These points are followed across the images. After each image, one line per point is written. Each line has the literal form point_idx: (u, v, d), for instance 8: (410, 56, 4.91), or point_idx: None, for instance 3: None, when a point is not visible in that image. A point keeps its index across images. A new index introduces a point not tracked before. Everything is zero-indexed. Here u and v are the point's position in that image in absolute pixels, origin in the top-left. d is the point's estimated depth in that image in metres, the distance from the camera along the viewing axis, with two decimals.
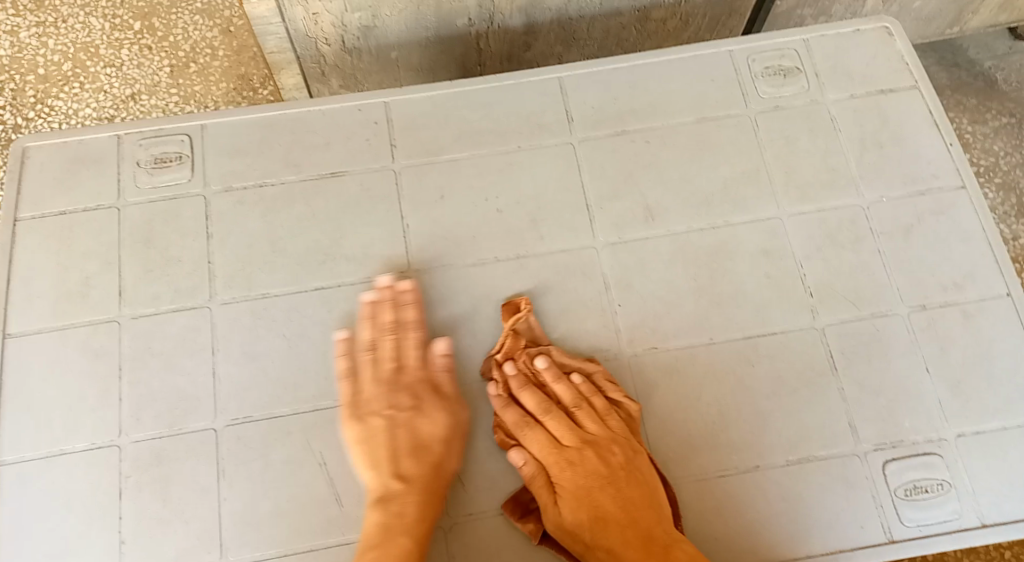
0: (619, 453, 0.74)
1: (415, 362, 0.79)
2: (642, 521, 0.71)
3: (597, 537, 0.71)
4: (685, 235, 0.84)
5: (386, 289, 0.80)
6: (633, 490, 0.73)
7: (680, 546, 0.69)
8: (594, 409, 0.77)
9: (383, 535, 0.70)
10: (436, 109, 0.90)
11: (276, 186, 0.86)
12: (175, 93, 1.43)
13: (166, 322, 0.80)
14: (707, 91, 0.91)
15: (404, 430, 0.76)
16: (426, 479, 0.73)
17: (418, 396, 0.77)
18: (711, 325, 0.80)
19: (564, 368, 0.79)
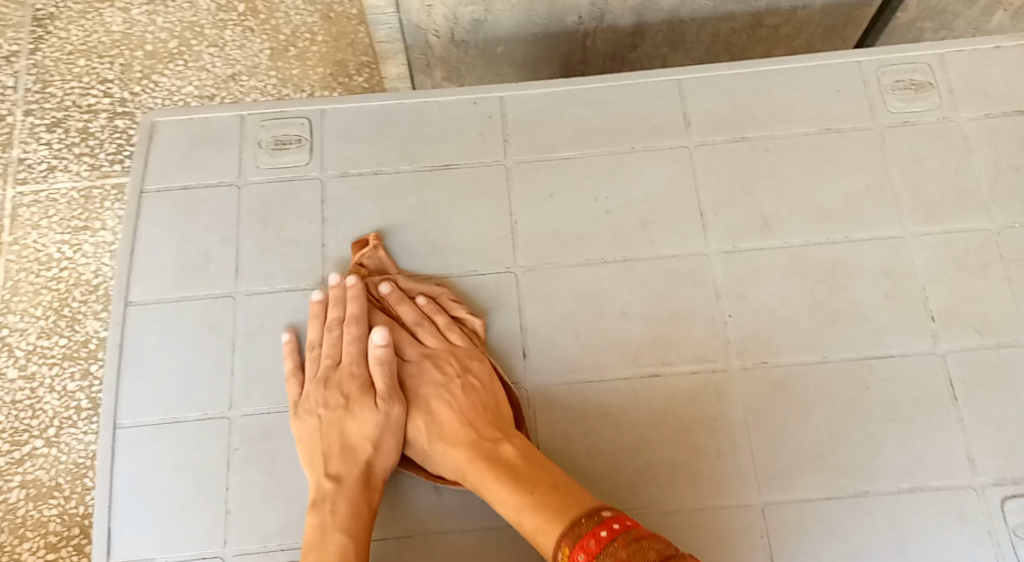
0: (448, 365, 0.77)
1: (353, 357, 0.77)
2: (470, 426, 0.73)
3: (433, 445, 0.74)
4: (802, 249, 0.82)
5: (335, 288, 0.80)
6: (454, 398, 0.75)
7: (504, 446, 0.72)
8: (416, 327, 0.79)
9: (320, 536, 0.69)
10: (552, 107, 0.90)
11: (390, 175, 0.87)
12: (274, 76, 1.46)
13: (279, 301, 0.81)
14: (832, 102, 0.88)
15: (335, 429, 0.73)
16: (359, 475, 0.72)
17: (348, 393, 0.75)
18: (824, 343, 0.78)
19: (405, 294, 0.81)
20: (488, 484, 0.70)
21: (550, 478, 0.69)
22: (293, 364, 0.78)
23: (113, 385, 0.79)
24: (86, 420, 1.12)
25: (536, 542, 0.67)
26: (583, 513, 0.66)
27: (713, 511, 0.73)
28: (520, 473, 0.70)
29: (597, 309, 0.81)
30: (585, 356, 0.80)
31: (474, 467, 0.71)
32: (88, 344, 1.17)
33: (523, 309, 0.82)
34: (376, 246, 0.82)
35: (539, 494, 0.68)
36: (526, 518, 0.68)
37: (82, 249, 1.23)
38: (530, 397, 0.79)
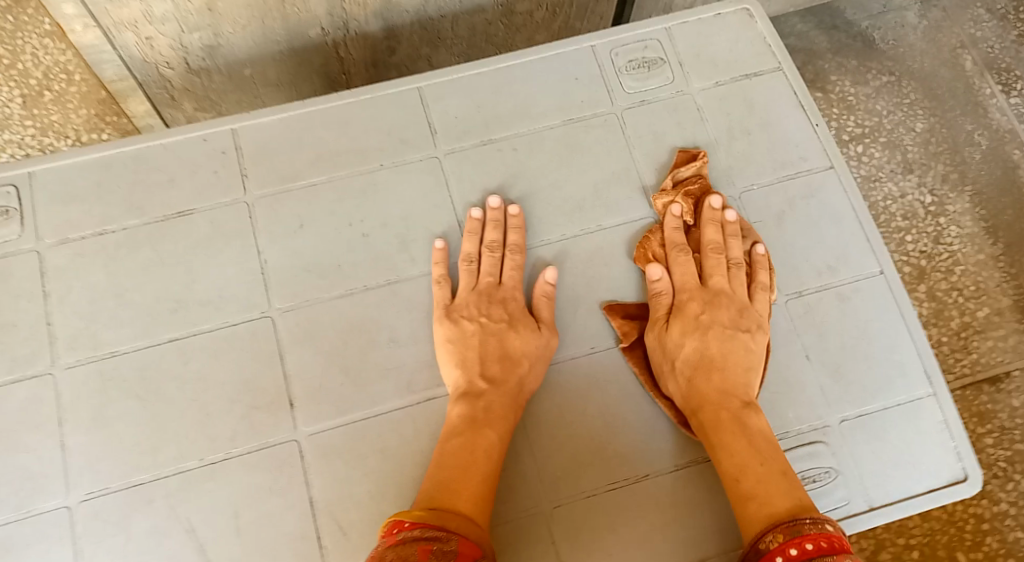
0: (741, 319, 0.76)
1: (514, 282, 0.80)
2: (727, 372, 0.73)
3: (685, 365, 0.74)
4: (561, 243, 0.82)
5: (496, 210, 0.82)
6: (733, 345, 0.74)
7: (755, 416, 0.71)
8: (734, 265, 0.79)
9: (469, 425, 0.71)
10: (290, 132, 0.85)
11: (117, 232, 0.79)
12: (32, 125, 1.33)
13: (4, 396, 0.72)
14: (573, 91, 0.88)
15: (496, 339, 0.76)
16: (512, 389, 0.74)
17: (511, 312, 0.78)
18: (591, 334, 0.79)
19: (724, 228, 0.80)
20: (728, 434, 0.70)
21: (780, 464, 0.69)
22: (446, 272, 0.80)
23: None
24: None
25: (738, 500, 0.68)
26: (806, 515, 0.64)
27: (505, 525, 0.72)
28: (756, 442, 0.70)
29: (362, 340, 0.78)
30: (356, 392, 0.76)
31: (714, 408, 0.72)
32: None
33: (283, 355, 0.76)
34: (704, 162, 0.84)
35: (766, 471, 0.68)
36: (744, 479, 0.68)
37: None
38: (303, 448, 0.73)
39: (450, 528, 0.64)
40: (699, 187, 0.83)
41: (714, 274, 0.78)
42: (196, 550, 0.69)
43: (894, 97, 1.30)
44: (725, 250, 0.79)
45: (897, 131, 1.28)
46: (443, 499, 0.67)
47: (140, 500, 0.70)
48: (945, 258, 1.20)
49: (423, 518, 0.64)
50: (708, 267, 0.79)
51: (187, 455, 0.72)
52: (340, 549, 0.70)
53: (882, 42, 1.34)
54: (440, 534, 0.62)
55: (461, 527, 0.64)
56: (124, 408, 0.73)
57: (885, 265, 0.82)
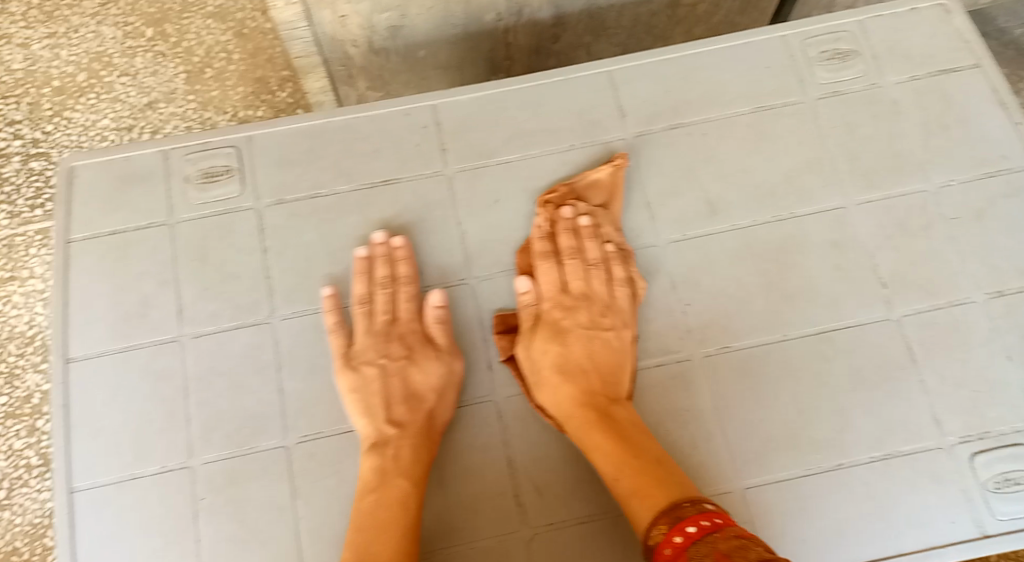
0: (603, 317, 0.78)
1: (410, 313, 0.80)
2: (595, 375, 0.76)
3: (549, 374, 0.76)
4: (752, 229, 0.81)
5: (380, 245, 0.81)
6: (594, 345, 0.77)
7: (621, 410, 0.74)
8: (592, 266, 0.80)
9: (380, 478, 0.71)
10: (486, 110, 0.87)
11: (330, 197, 0.84)
12: (193, 100, 1.38)
13: (229, 340, 0.78)
14: (762, 79, 0.87)
15: (399, 380, 0.77)
16: (420, 425, 0.75)
17: (409, 346, 0.78)
18: (783, 322, 0.78)
19: (598, 232, 0.82)
20: (595, 437, 0.72)
21: (653, 453, 0.71)
22: (333, 317, 0.78)
23: (63, 447, 0.75)
24: (37, 478, 1.13)
25: (624, 503, 0.70)
26: (686, 499, 0.67)
27: None
28: (626, 436, 0.72)
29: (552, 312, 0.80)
30: None
31: (583, 415, 0.74)
32: (30, 400, 1.17)
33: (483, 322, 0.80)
34: (618, 164, 0.82)
35: (643, 463, 0.70)
36: (622, 479, 0.70)
37: (13, 301, 1.22)
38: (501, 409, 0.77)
39: None
40: (564, 191, 0.83)
41: (570, 279, 0.81)
42: None
43: None
44: (582, 253, 0.81)
45: None
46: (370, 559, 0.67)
47: (351, 447, 0.75)
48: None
49: None
50: (567, 274, 0.81)
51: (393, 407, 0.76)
52: (536, 507, 0.73)
53: None
54: None
55: None
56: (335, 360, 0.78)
57: None
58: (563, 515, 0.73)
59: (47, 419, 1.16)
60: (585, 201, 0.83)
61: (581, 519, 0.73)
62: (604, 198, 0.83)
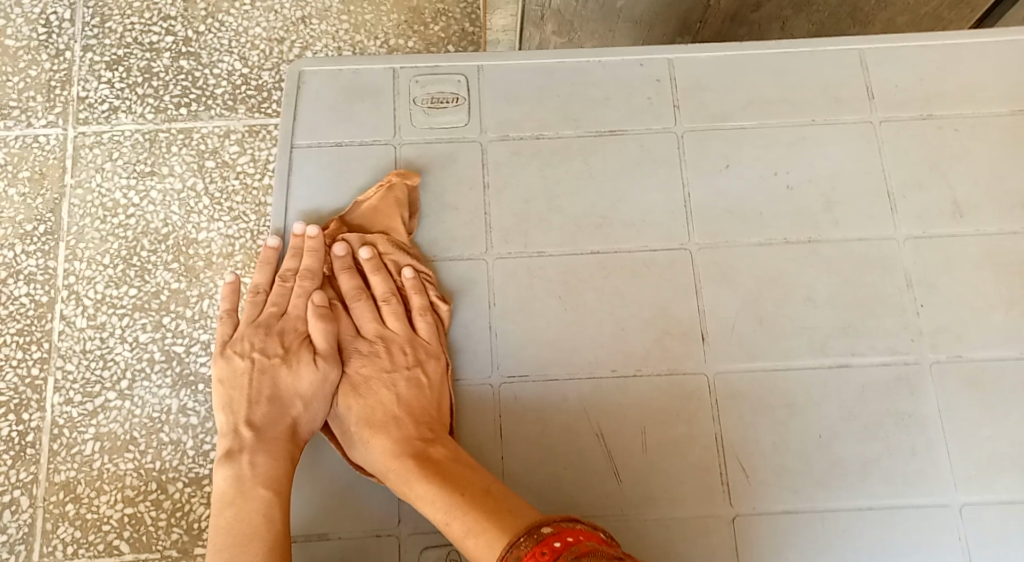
0: (403, 355, 0.73)
1: (297, 310, 0.74)
2: (408, 418, 0.70)
3: (359, 427, 0.70)
4: (996, 236, 0.77)
5: (297, 236, 0.76)
6: (402, 386, 0.71)
7: (436, 448, 0.68)
8: (382, 304, 0.75)
9: (238, 489, 0.66)
10: (724, 72, 0.84)
11: (554, 140, 0.81)
12: (347, 21, 1.20)
13: (442, 270, 0.77)
14: (1022, 80, 0.83)
15: (267, 377, 0.70)
16: (282, 434, 0.68)
17: (292, 341, 0.72)
18: (1022, 338, 0.74)
19: (394, 267, 0.76)
20: (414, 481, 0.66)
21: (479, 486, 0.65)
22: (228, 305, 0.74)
23: None
24: (160, 372, 0.97)
25: (464, 548, 0.63)
26: (520, 532, 0.60)
27: (906, 510, 0.69)
28: (446, 471, 0.66)
29: (774, 291, 0.76)
30: (768, 340, 0.74)
31: (400, 463, 0.67)
32: (160, 296, 1.01)
33: (699, 290, 0.76)
34: (388, 184, 0.78)
35: (470, 500, 0.64)
36: (453, 521, 0.64)
37: (150, 197, 1.05)
38: (713, 383, 0.73)
39: None
40: (336, 230, 0.77)
41: (361, 321, 0.74)
42: (605, 456, 0.71)
43: None
44: (371, 291, 0.75)
45: None
46: None
47: (555, 397, 0.73)
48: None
49: None
50: (370, 311, 0.75)
51: (600, 363, 0.74)
52: (743, 490, 0.71)
53: None
54: None
55: None
56: (547, 304, 0.76)
57: None
58: (772, 501, 0.70)
59: (175, 317, 0.99)
60: (370, 234, 0.77)
61: (789, 508, 0.70)
62: (386, 221, 0.78)
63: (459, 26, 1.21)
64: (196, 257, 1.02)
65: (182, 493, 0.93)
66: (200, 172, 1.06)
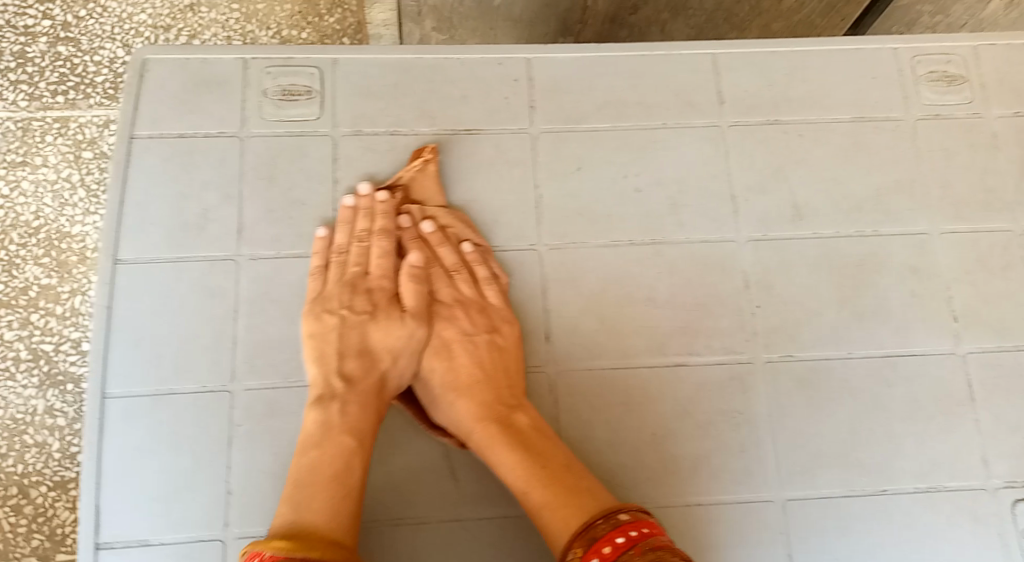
0: (479, 320, 0.75)
1: (381, 270, 0.75)
2: (491, 384, 0.73)
3: (445, 390, 0.73)
4: (834, 240, 0.80)
5: (365, 197, 0.76)
6: (480, 351, 0.74)
7: (520, 417, 0.71)
8: (455, 272, 0.77)
9: (324, 435, 0.67)
10: (582, 73, 0.84)
11: (409, 137, 0.80)
12: (237, 9, 1.15)
13: (287, 267, 0.74)
14: (867, 89, 0.85)
15: (356, 333, 0.72)
16: (371, 386, 0.71)
17: (376, 302, 0.73)
18: (850, 338, 0.77)
19: (455, 235, 0.78)
20: (498, 449, 0.70)
21: (561, 459, 0.69)
22: (313, 260, 0.74)
23: (100, 347, 0.70)
24: (25, 373, 0.92)
25: (538, 517, 0.67)
26: (599, 515, 0.65)
27: (731, 505, 0.73)
28: (529, 442, 0.70)
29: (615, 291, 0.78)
30: (609, 340, 0.77)
31: (484, 429, 0.71)
32: (29, 291, 0.95)
33: (546, 290, 0.78)
34: (427, 159, 0.78)
35: (551, 473, 0.68)
36: (532, 490, 0.68)
37: (21, 187, 0.99)
38: (555, 381, 0.76)
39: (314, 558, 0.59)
40: (402, 195, 0.78)
41: (437, 287, 0.77)
42: (442, 456, 0.73)
43: None
44: (437, 258, 0.77)
45: None
46: (304, 521, 0.63)
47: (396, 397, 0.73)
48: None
49: (283, 549, 0.59)
50: (445, 276, 0.77)
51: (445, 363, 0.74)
52: None
53: None
54: None
55: (327, 552, 0.60)
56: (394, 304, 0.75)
57: None
58: None
59: (44, 315, 0.95)
60: (432, 202, 0.79)
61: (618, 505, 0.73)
62: (427, 193, 0.78)
63: (354, 18, 1.17)
64: (69, 252, 0.97)
65: (44, 498, 0.89)
66: (76, 163, 1.01)
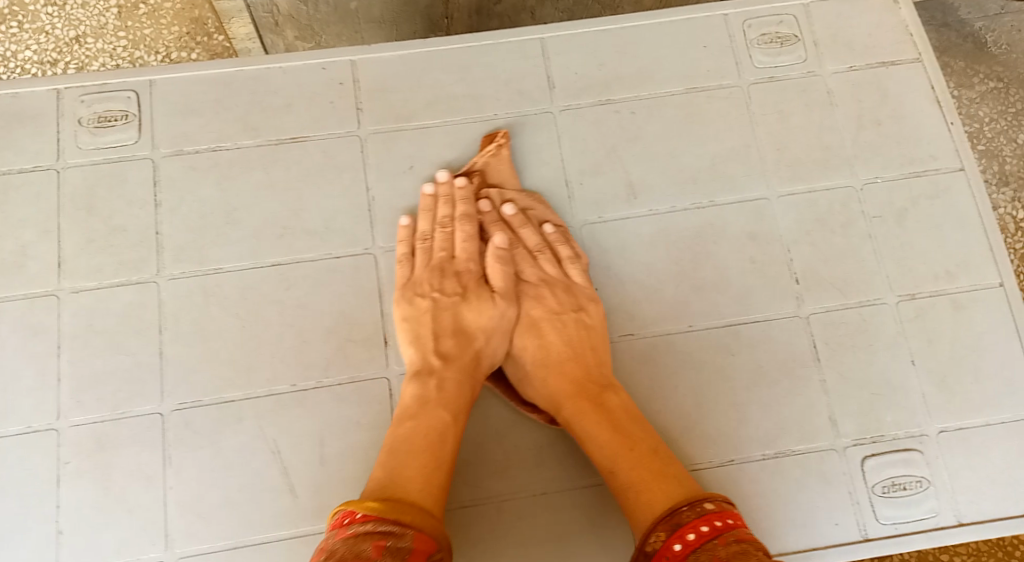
0: (566, 300, 0.75)
1: (468, 253, 0.76)
2: (579, 363, 0.73)
3: (535, 368, 0.74)
4: (669, 216, 0.79)
5: (445, 184, 0.78)
6: (568, 328, 0.74)
7: (613, 397, 0.71)
8: (537, 252, 0.77)
9: (420, 407, 0.68)
10: (409, 70, 0.83)
11: (232, 150, 0.79)
12: (124, 38, 1.14)
13: (111, 297, 0.74)
14: (700, 59, 0.84)
15: (449, 314, 0.73)
16: (467, 363, 0.71)
17: (465, 285, 0.74)
18: (691, 311, 0.77)
19: (534, 218, 0.78)
20: (591, 426, 0.70)
21: (650, 443, 0.68)
22: (400, 247, 0.76)
23: None
24: None
25: (625, 497, 0.67)
26: (683, 502, 0.64)
27: (578, 492, 0.72)
28: (620, 423, 0.69)
29: None
30: None
31: (576, 406, 0.71)
32: None
33: (381, 295, 0.75)
34: (500, 144, 0.79)
35: (640, 455, 0.68)
36: (621, 467, 0.68)
37: None
38: (393, 388, 0.73)
39: (406, 521, 0.59)
40: (478, 180, 0.79)
41: (523, 267, 0.77)
42: (280, 473, 0.70)
43: (999, 104, 1.20)
44: (521, 240, 0.78)
45: (997, 142, 1.19)
46: (394, 488, 0.63)
47: (230, 418, 0.71)
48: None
49: (377, 509, 0.59)
50: (532, 257, 0.77)
51: (279, 378, 0.72)
52: None
53: (994, 45, 1.22)
54: (394, 529, 0.58)
55: (417, 518, 0.60)
56: (224, 323, 0.74)
57: (1005, 277, 0.78)
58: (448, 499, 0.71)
59: None
60: (509, 185, 0.80)
61: (466, 503, 0.71)
62: (503, 178, 0.79)
63: None
64: None
65: None
66: None
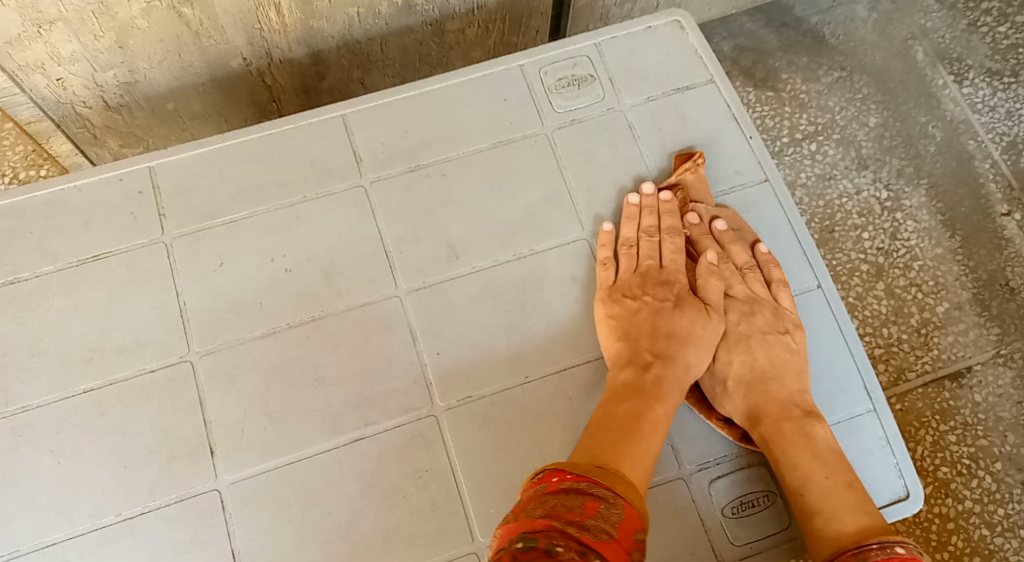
0: (774, 321, 0.77)
1: (676, 264, 0.79)
2: (780, 382, 0.74)
3: (737, 384, 0.75)
4: (492, 271, 0.80)
5: (650, 197, 0.81)
6: (774, 349, 0.75)
7: (819, 426, 0.71)
8: (747, 271, 0.80)
9: (637, 398, 0.70)
10: (210, 168, 0.82)
11: (31, 280, 0.76)
12: None
13: None
14: (502, 113, 0.85)
15: (659, 317, 0.75)
16: (681, 367, 0.73)
17: (677, 292, 0.77)
18: (524, 363, 0.76)
19: (738, 239, 0.81)
20: (791, 446, 0.70)
21: (846, 476, 0.69)
22: (609, 251, 0.80)
23: None
24: None
25: (810, 523, 0.67)
26: (872, 540, 0.63)
27: None
28: (821, 452, 0.70)
29: (281, 378, 0.74)
30: (280, 436, 0.72)
31: (780, 422, 0.71)
32: None
33: (203, 403, 0.73)
34: (699, 163, 0.82)
35: (835, 485, 0.68)
36: (813, 489, 0.68)
37: None
38: (225, 499, 0.70)
39: (617, 491, 0.63)
40: (681, 195, 0.82)
41: (731, 284, 0.79)
42: None
43: (846, 92, 1.26)
44: (730, 258, 0.81)
45: (850, 128, 1.23)
46: (609, 459, 0.65)
47: None
48: (903, 254, 1.16)
49: (588, 473, 0.63)
50: (739, 276, 0.80)
51: (103, 511, 0.69)
52: None
53: (832, 37, 1.29)
54: (608, 496, 0.61)
55: (627, 491, 0.63)
56: (37, 464, 0.70)
57: (823, 279, 0.81)
58: None
59: None
60: (709, 203, 0.83)
61: None
62: (706, 200, 0.83)
63: None
64: None
65: None
66: None
